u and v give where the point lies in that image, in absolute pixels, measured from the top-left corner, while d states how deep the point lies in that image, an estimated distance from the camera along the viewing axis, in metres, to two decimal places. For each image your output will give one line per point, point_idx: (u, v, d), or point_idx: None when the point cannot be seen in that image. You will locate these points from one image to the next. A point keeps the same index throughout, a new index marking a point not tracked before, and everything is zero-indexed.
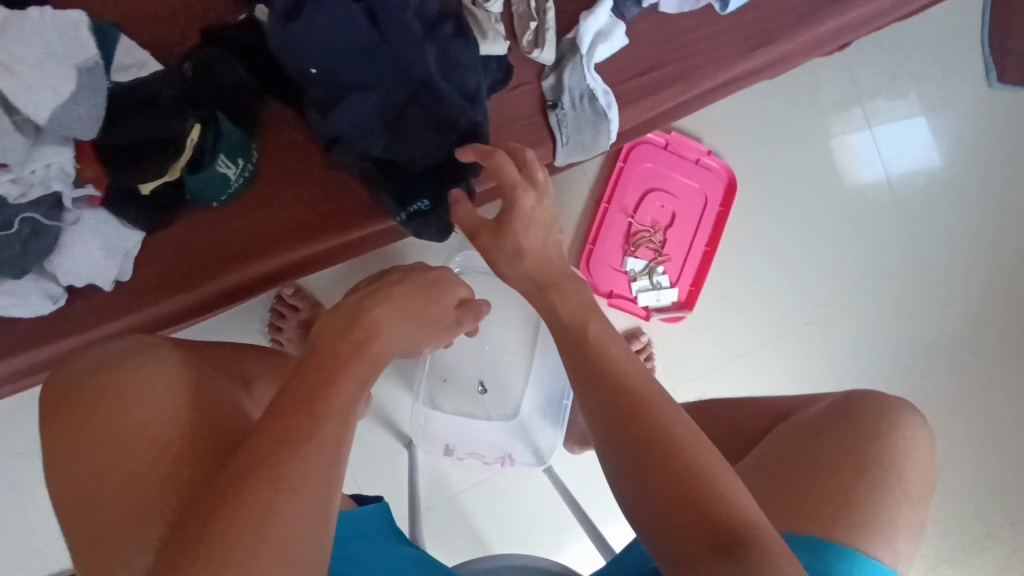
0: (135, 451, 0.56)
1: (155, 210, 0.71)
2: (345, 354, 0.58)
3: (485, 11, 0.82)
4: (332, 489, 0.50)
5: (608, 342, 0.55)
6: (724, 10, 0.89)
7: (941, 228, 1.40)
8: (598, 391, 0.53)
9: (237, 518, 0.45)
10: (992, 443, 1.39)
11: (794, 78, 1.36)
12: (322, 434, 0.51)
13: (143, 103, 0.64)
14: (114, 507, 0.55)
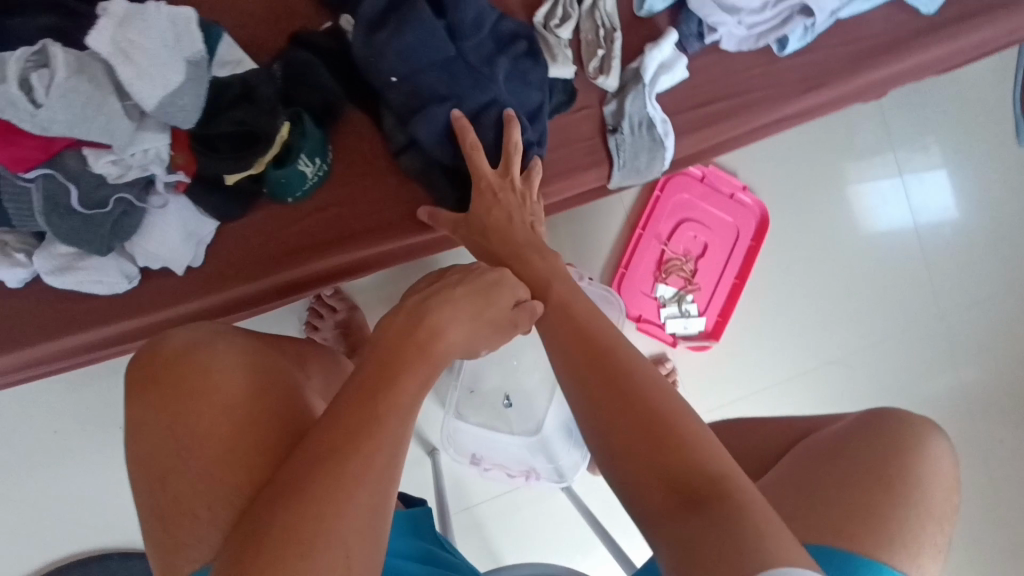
0: (212, 434, 0.58)
1: (237, 198, 0.74)
2: (406, 358, 0.53)
3: (556, 37, 0.87)
4: (391, 493, 0.48)
5: (580, 312, 0.61)
6: (781, 52, 0.93)
7: (967, 276, 1.43)
8: (570, 356, 0.57)
9: (295, 520, 0.44)
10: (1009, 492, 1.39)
11: (825, 125, 1.41)
12: (385, 435, 0.48)
13: (240, 96, 0.68)
14: (191, 488, 0.57)
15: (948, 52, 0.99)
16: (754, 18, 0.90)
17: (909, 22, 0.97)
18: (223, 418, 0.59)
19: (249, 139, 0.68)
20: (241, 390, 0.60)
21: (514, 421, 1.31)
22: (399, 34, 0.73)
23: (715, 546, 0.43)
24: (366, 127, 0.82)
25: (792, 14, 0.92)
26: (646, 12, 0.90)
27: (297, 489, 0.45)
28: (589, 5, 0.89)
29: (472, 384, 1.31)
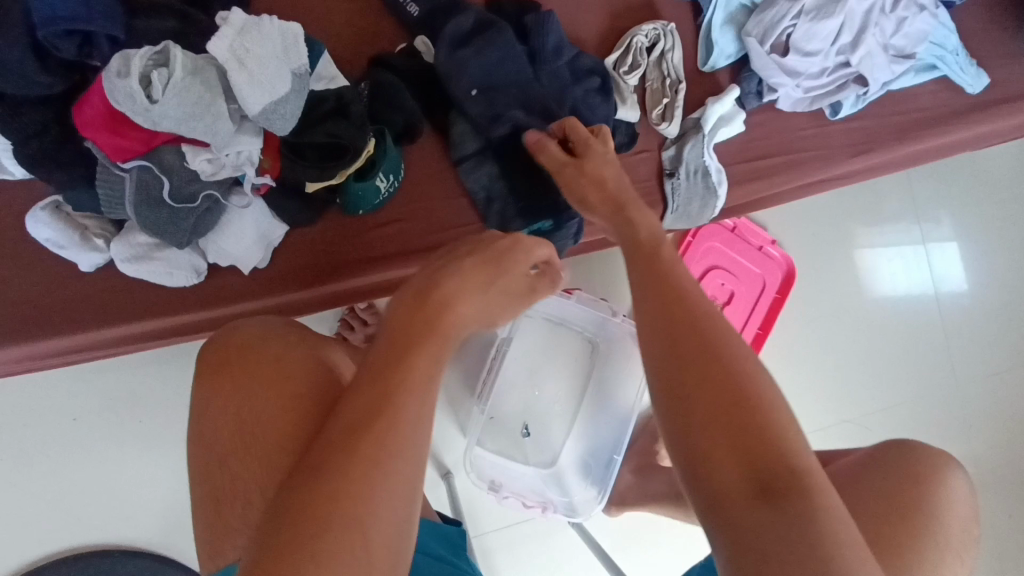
0: (265, 422, 0.61)
1: (312, 205, 0.76)
2: (417, 340, 0.46)
3: (625, 82, 0.91)
4: (404, 474, 0.41)
5: (678, 266, 0.56)
6: (833, 116, 0.97)
7: (983, 349, 1.47)
8: (657, 312, 0.51)
9: (308, 522, 0.38)
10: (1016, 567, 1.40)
11: (857, 190, 1.45)
12: (403, 415, 0.42)
13: (335, 109, 0.71)
14: (248, 473, 0.60)
15: (992, 131, 1.04)
16: (811, 82, 0.94)
17: (954, 99, 1.02)
18: (276, 407, 0.61)
19: (337, 150, 0.71)
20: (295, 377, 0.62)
21: (529, 451, 1.33)
22: (480, 57, 0.82)
23: (786, 545, 0.40)
24: (436, 146, 0.85)
25: (847, 82, 0.96)
26: (710, 67, 0.95)
27: (312, 486, 0.39)
28: (657, 55, 0.93)
29: (492, 410, 1.32)
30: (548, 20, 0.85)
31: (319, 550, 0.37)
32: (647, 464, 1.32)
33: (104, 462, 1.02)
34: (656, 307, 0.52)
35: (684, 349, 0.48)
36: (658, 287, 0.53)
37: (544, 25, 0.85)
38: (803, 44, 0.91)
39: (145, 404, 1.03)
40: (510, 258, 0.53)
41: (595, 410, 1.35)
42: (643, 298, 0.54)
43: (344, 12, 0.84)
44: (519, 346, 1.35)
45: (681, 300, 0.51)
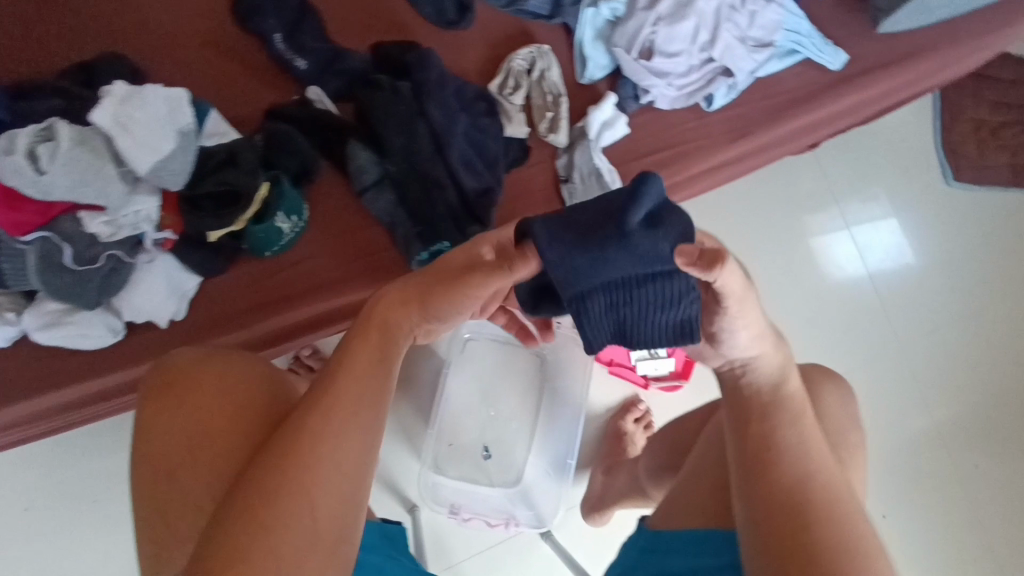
0: (218, 434, 0.66)
1: (220, 254, 0.80)
2: (351, 359, 0.57)
3: (510, 102, 0.98)
4: (364, 455, 0.55)
5: (798, 426, 0.59)
6: (709, 107, 1.05)
7: (913, 309, 1.58)
8: (765, 487, 0.57)
9: (259, 502, 0.50)
10: (965, 509, 1.50)
11: (776, 179, 1.58)
12: (348, 404, 0.55)
13: (224, 159, 0.76)
14: (201, 481, 0.64)
15: (861, 102, 1.13)
16: (682, 80, 1.02)
17: (819, 77, 1.10)
18: (228, 421, 0.66)
19: (233, 197, 0.76)
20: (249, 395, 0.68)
21: (493, 473, 1.35)
22: (389, 87, 0.90)
23: None
24: (339, 184, 0.90)
25: (715, 75, 1.04)
26: (588, 79, 1.03)
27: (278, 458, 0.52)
28: (537, 74, 1.01)
29: (451, 437, 1.35)
30: (429, 57, 0.92)
31: (264, 524, 0.49)
32: (615, 463, 1.33)
33: (51, 547, 1.00)
34: (776, 474, 0.58)
35: (789, 530, 0.55)
36: (783, 455, 0.58)
37: (427, 62, 0.92)
38: (665, 47, 1.00)
39: (95, 481, 1.02)
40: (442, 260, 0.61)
41: (550, 418, 1.39)
42: (755, 455, 0.59)
43: (236, 71, 0.90)
44: (466, 371, 1.39)
45: (797, 478, 0.57)
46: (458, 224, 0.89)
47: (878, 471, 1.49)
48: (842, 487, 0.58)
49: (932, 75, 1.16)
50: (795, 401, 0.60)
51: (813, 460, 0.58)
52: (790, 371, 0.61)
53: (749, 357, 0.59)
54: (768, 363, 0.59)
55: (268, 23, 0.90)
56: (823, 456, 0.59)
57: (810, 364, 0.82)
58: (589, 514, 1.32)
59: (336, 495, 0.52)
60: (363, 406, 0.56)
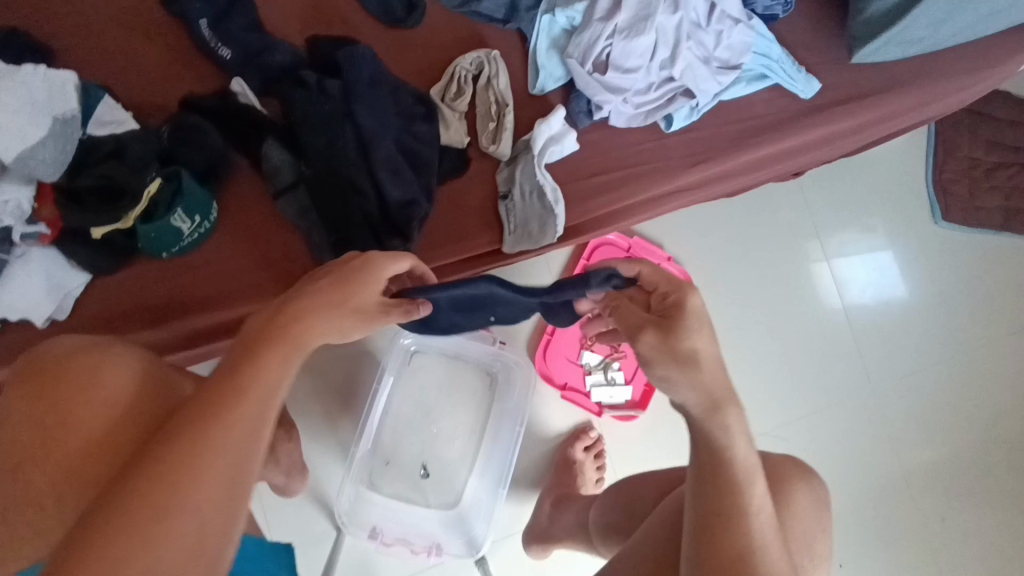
0: (79, 425, 0.56)
1: (106, 253, 0.75)
2: (256, 359, 0.49)
3: (451, 109, 0.93)
4: (250, 471, 0.47)
5: (742, 489, 0.61)
6: (668, 128, 0.99)
7: (890, 349, 1.51)
8: (701, 533, 0.61)
9: (116, 523, 0.41)
10: (929, 564, 1.43)
11: (758, 205, 1.51)
12: (244, 414, 0.46)
13: (110, 152, 0.73)
14: (45, 480, 0.55)
15: (835, 132, 1.06)
16: (640, 98, 0.96)
17: (791, 104, 1.04)
18: (95, 418, 0.56)
19: (116, 195, 0.71)
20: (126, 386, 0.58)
21: (430, 493, 1.28)
22: (313, 85, 0.85)
23: None
24: (255, 185, 0.84)
25: (675, 95, 0.98)
26: (539, 90, 0.96)
27: (149, 475, 0.43)
28: (484, 81, 0.94)
29: (387, 455, 1.28)
30: (360, 51, 0.86)
31: (126, 549, 0.41)
32: (565, 495, 1.26)
33: None
34: (723, 544, 0.60)
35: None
36: (729, 524, 0.60)
37: (359, 58, 0.86)
38: (622, 62, 0.94)
39: None
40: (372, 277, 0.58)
41: (494, 440, 1.32)
42: (703, 521, 0.61)
43: (155, 54, 0.85)
44: (409, 383, 1.33)
45: (729, 531, 0.60)
46: (378, 237, 0.83)
47: (838, 517, 1.42)
48: (779, 562, 0.61)
49: (913, 111, 1.10)
50: (745, 467, 0.62)
51: (756, 531, 0.61)
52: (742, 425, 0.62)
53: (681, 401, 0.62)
54: (701, 412, 0.61)
55: (194, 8, 0.84)
56: (758, 520, 0.61)
57: (784, 457, 0.79)
58: (527, 546, 1.24)
59: (217, 525, 0.44)
60: (260, 417, 0.47)
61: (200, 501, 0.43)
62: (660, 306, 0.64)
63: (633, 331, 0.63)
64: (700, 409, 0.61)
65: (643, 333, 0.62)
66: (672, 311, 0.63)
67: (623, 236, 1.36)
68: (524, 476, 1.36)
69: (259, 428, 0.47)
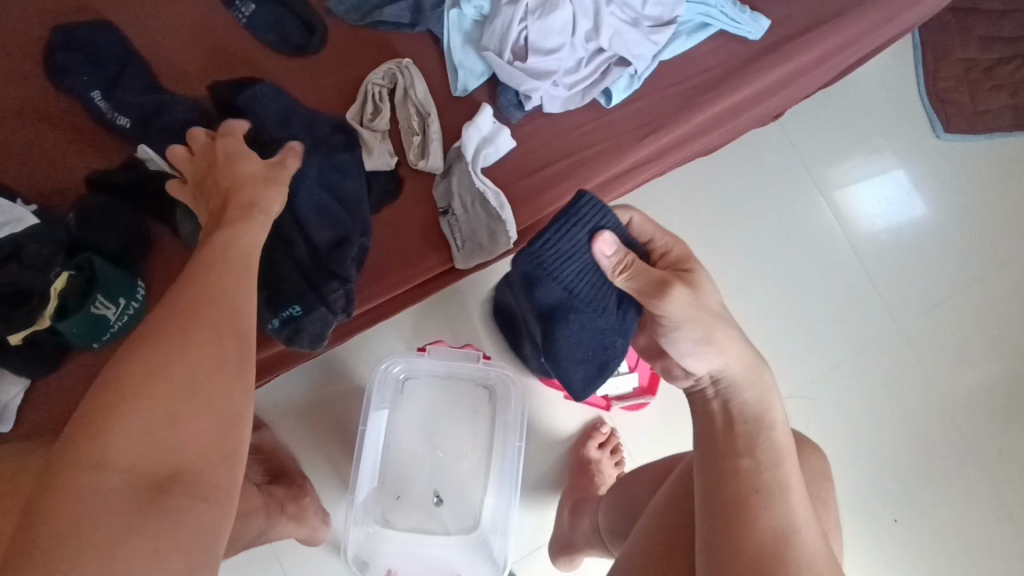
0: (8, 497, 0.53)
1: (33, 357, 0.72)
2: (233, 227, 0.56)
3: (371, 131, 0.88)
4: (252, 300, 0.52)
5: (778, 459, 0.60)
6: (608, 103, 0.91)
7: (911, 281, 1.40)
8: (726, 477, 0.59)
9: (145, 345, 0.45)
10: (994, 502, 1.31)
11: (739, 156, 1.41)
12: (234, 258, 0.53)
13: (9, 256, 0.69)
14: None
15: (798, 68, 0.97)
16: (570, 78, 0.90)
17: (741, 48, 0.95)
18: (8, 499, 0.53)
19: (23, 297, 0.69)
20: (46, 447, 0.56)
21: (447, 519, 1.23)
22: None
23: None
24: (178, 252, 0.80)
25: (610, 67, 0.91)
26: (462, 91, 0.90)
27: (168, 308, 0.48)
28: (400, 94, 0.89)
29: (397, 489, 1.23)
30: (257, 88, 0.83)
31: (161, 358, 0.45)
32: (582, 499, 1.18)
33: None
34: (758, 526, 0.57)
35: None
36: (765, 503, 0.58)
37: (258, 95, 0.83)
38: (542, 43, 0.88)
39: None
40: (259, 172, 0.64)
41: (503, 454, 1.24)
42: (736, 499, 0.58)
43: (52, 137, 0.81)
44: (408, 410, 1.27)
45: (757, 484, 0.58)
46: (313, 286, 0.79)
47: (881, 467, 1.32)
48: (816, 547, 0.57)
49: (879, 29, 1.00)
50: (777, 446, 0.61)
51: (790, 511, 0.58)
52: (769, 394, 0.64)
53: (717, 368, 0.64)
54: (738, 375, 0.64)
55: (82, 81, 0.81)
56: (791, 480, 0.60)
57: None
58: (556, 559, 1.17)
59: (245, 343, 0.50)
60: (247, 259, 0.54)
61: (214, 316, 0.48)
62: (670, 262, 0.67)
63: (663, 286, 0.63)
64: (741, 373, 0.64)
65: (675, 286, 0.63)
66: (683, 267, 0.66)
67: None
68: (542, 483, 1.29)
69: (250, 272, 0.54)
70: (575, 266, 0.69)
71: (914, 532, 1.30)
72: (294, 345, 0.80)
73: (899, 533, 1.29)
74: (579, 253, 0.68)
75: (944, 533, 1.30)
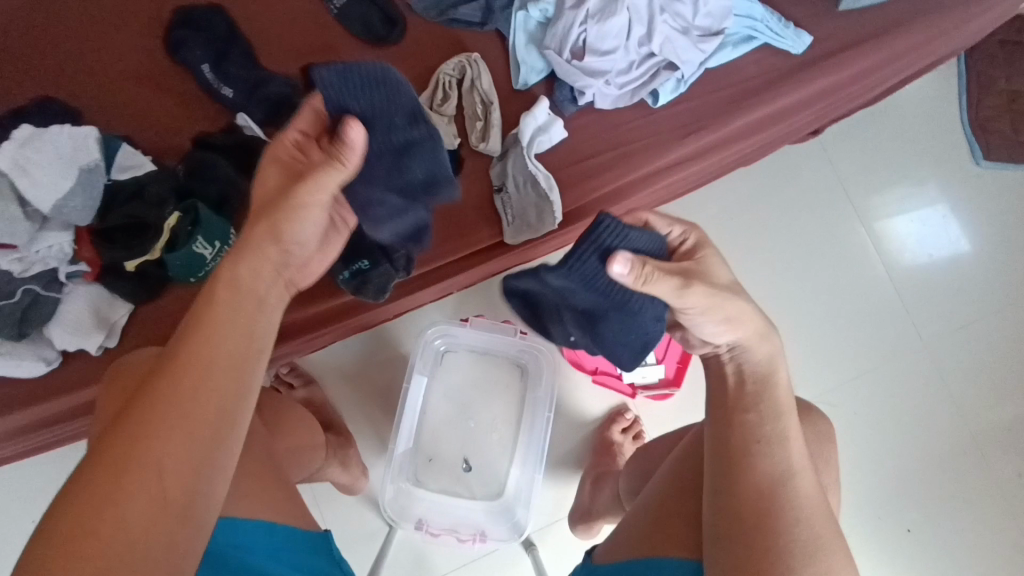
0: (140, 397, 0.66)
1: (142, 285, 0.84)
2: (195, 320, 0.53)
3: (439, 114, 0.97)
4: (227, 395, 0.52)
5: (782, 416, 0.67)
6: (655, 104, 0.99)
7: (939, 302, 1.42)
8: (732, 429, 0.67)
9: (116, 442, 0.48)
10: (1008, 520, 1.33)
11: (779, 166, 1.42)
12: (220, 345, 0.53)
13: (132, 193, 0.82)
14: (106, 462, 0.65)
15: (836, 83, 1.04)
16: (622, 78, 0.98)
17: (782, 62, 1.02)
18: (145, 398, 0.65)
19: (141, 229, 0.82)
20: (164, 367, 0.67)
21: (475, 486, 1.32)
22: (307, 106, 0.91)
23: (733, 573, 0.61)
24: None
25: (658, 70, 0.99)
26: (523, 85, 1.00)
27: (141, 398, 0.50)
28: (468, 84, 0.99)
29: (430, 452, 1.32)
30: (397, 84, 0.72)
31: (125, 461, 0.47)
32: (604, 473, 1.25)
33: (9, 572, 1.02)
34: (757, 473, 0.64)
35: (751, 521, 0.62)
36: (766, 451, 0.65)
37: (387, 89, 0.71)
38: (599, 45, 0.97)
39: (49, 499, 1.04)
40: (288, 188, 0.60)
41: (530, 430, 1.33)
42: (739, 444, 0.66)
43: (168, 102, 0.94)
44: (444, 382, 1.36)
45: (758, 438, 0.66)
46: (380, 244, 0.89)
47: (897, 480, 1.34)
48: (812, 496, 0.64)
49: (918, 50, 1.06)
50: (780, 407, 0.68)
51: (789, 464, 0.65)
52: (777, 357, 0.71)
53: (733, 341, 0.70)
54: (751, 343, 0.70)
55: (195, 55, 0.93)
56: (790, 435, 0.67)
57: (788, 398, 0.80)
58: (576, 527, 1.24)
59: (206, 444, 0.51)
60: (230, 344, 0.54)
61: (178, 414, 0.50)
62: (687, 251, 0.73)
63: (685, 282, 0.66)
64: (757, 340, 0.70)
65: (695, 281, 0.67)
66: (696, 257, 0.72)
67: None
68: (566, 460, 1.37)
69: (227, 355, 0.53)
70: (597, 282, 0.75)
71: (926, 543, 1.32)
72: (357, 294, 0.91)
73: (910, 542, 1.32)
74: (599, 273, 0.74)
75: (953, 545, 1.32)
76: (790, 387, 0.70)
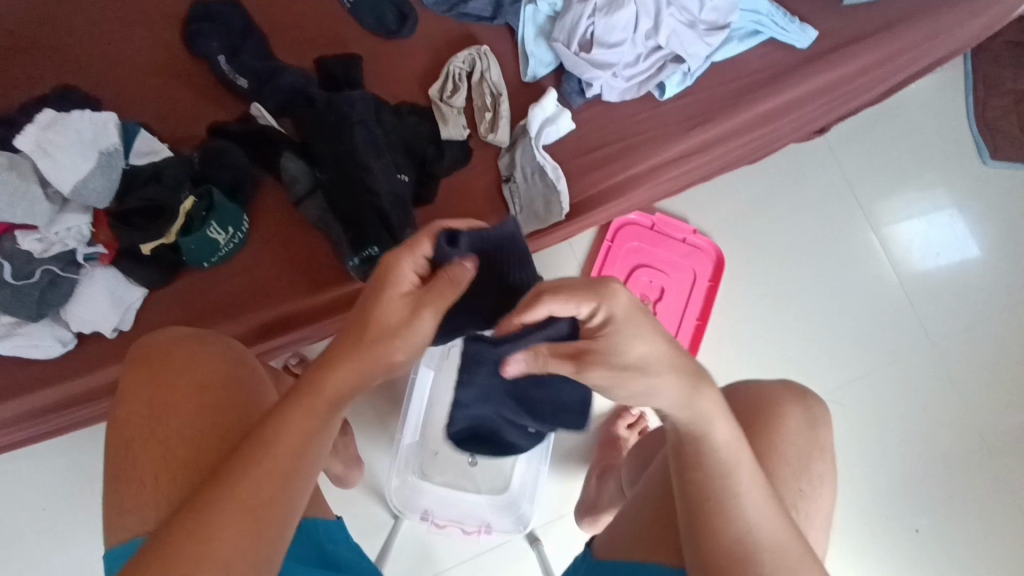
0: (189, 394, 0.68)
1: (157, 267, 0.86)
2: (277, 425, 0.54)
3: (449, 105, 0.99)
4: (300, 490, 0.54)
5: (735, 468, 0.60)
6: (662, 96, 1.01)
7: (948, 303, 1.38)
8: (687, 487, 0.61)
9: (202, 510, 0.51)
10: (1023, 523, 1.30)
11: (784, 163, 1.42)
12: (308, 421, 0.55)
13: (151, 177, 0.85)
14: (145, 463, 0.64)
15: (840, 77, 1.05)
16: (629, 70, 1.00)
17: (787, 56, 1.03)
18: (195, 392, 0.68)
19: (159, 213, 0.84)
20: (211, 372, 0.69)
21: (479, 479, 1.30)
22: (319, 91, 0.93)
23: None
24: (277, 195, 0.93)
25: (665, 63, 1.01)
26: (531, 77, 1.02)
27: (226, 485, 0.52)
28: (477, 76, 1.00)
29: (436, 445, 1.31)
30: (519, 244, 0.66)
31: (206, 527, 0.50)
32: (609, 466, 1.25)
33: (16, 555, 1.03)
34: (719, 525, 0.59)
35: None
36: (726, 504, 0.59)
37: (507, 257, 0.65)
38: (606, 38, 0.99)
39: (57, 483, 1.06)
40: (412, 315, 0.55)
41: None
42: (700, 498, 0.60)
43: (185, 92, 0.96)
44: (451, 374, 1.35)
45: (714, 488, 0.60)
46: (390, 230, 0.88)
47: (905, 479, 1.29)
48: (782, 532, 0.59)
49: (922, 45, 1.07)
50: (727, 450, 0.60)
51: (750, 509, 0.59)
52: (716, 409, 0.60)
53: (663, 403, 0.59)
54: (685, 403, 0.59)
55: (212, 46, 0.94)
56: (747, 485, 0.60)
57: (778, 383, 0.78)
58: (581, 519, 1.24)
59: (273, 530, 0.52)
60: (318, 436, 0.55)
61: (250, 492, 0.52)
62: (597, 322, 0.56)
63: (579, 372, 0.55)
64: (680, 407, 0.59)
65: (592, 371, 0.55)
66: (608, 328, 0.55)
67: (645, 212, 1.29)
68: (572, 454, 1.37)
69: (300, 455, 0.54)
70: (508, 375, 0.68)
71: (938, 547, 1.27)
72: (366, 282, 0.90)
73: (927, 550, 1.27)
74: (503, 375, 0.66)
75: (972, 550, 1.28)
76: (731, 426, 0.61)
